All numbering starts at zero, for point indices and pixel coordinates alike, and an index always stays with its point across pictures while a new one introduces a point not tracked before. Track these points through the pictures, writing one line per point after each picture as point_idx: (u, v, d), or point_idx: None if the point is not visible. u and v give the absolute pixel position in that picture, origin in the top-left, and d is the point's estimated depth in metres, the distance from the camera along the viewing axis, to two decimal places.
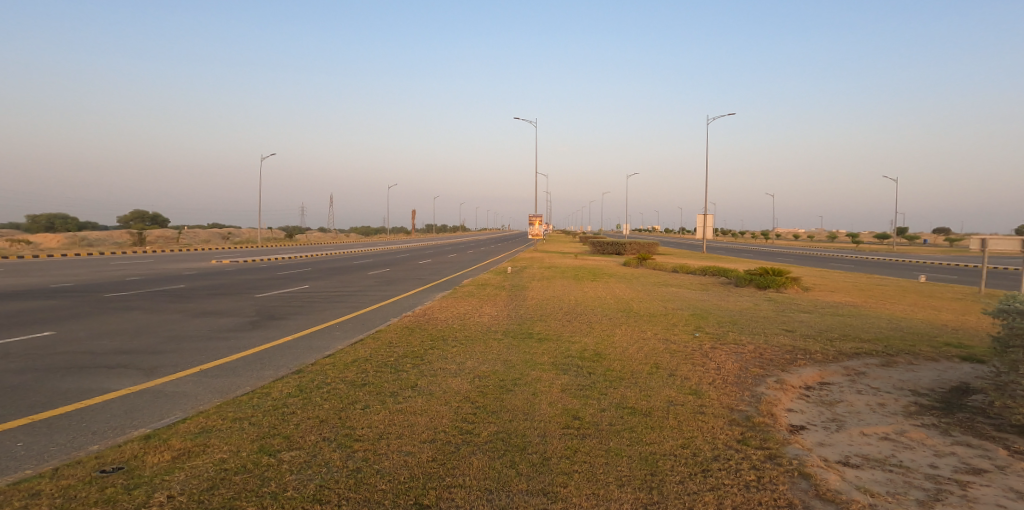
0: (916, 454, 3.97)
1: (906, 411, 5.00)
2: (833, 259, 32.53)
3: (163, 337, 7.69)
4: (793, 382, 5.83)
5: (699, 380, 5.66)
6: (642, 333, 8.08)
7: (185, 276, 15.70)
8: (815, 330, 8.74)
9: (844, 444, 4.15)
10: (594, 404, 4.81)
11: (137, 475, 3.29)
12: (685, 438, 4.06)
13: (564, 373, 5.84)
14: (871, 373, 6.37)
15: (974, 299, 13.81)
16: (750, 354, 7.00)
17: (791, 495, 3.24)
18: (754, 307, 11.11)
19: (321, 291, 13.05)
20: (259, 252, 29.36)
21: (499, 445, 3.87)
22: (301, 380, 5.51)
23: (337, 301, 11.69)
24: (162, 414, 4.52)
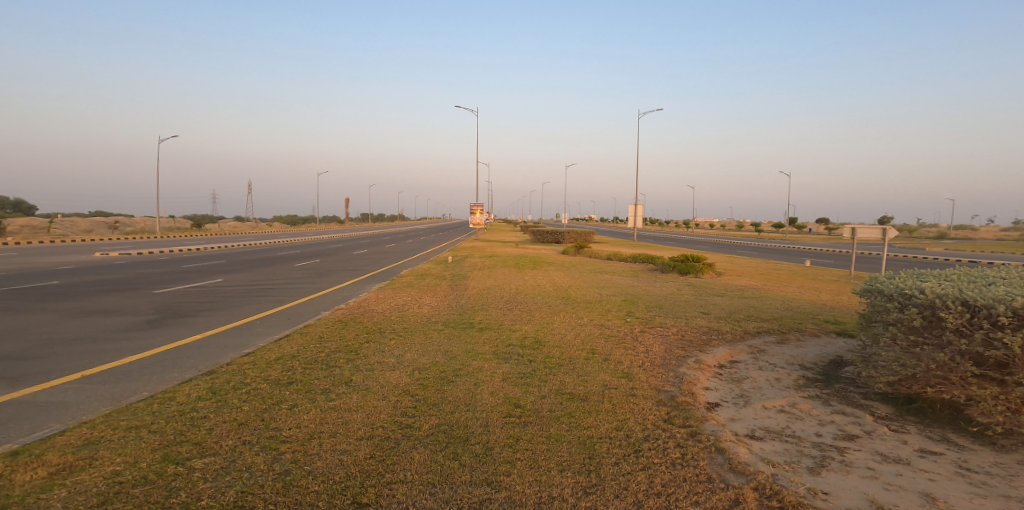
0: (807, 424, 4.43)
1: (797, 384, 5.55)
2: (740, 246, 35.11)
3: (39, 342, 6.86)
4: (709, 361, 6.27)
5: (631, 363, 5.94)
6: (578, 320, 8.32)
7: (67, 271, 14.10)
8: (726, 312, 9.48)
9: (750, 418, 4.55)
10: (534, 391, 4.91)
11: (5, 496, 2.95)
12: (619, 421, 4.26)
13: (505, 362, 5.90)
14: (770, 350, 7.02)
15: (852, 280, 15.63)
16: (675, 336, 7.43)
17: (710, 470, 3.51)
18: (677, 291, 11.79)
19: (235, 285, 12.24)
20: (158, 243, 26.90)
21: (441, 437, 3.86)
22: (213, 382, 5.15)
23: (256, 294, 11.01)
24: (33, 428, 4.05)
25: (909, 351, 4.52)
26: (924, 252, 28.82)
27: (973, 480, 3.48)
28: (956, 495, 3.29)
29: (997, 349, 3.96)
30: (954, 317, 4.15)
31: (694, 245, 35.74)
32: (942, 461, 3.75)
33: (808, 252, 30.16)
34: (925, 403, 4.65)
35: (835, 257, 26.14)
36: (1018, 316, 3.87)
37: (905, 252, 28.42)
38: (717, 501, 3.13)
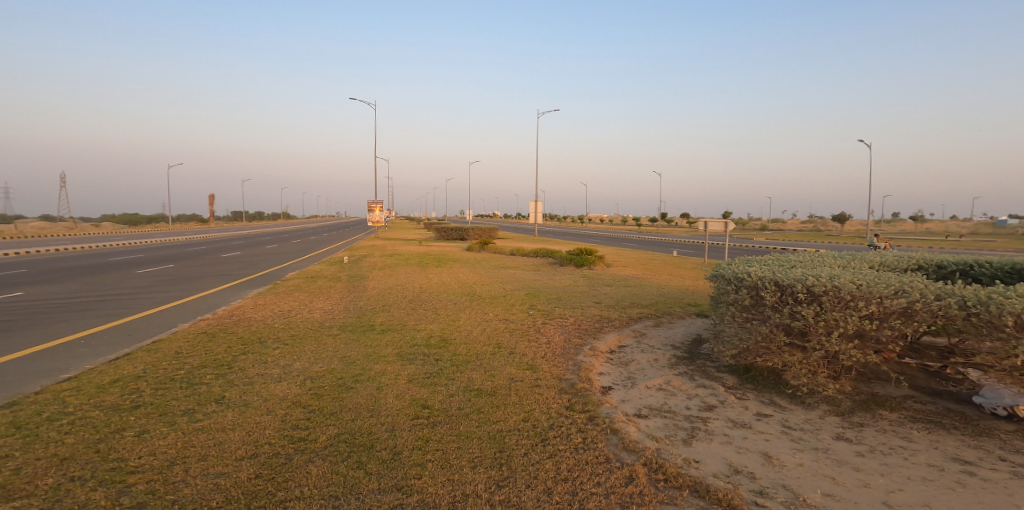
0: (678, 399, 4.58)
1: (669, 362, 5.75)
2: (620, 240, 37.02)
3: None
4: (602, 347, 6.21)
5: (535, 355, 5.46)
6: (485, 315, 7.38)
7: None
8: (613, 301, 9.74)
9: (634, 398, 4.58)
10: (442, 390, 4.17)
11: None
12: (526, 411, 3.87)
13: (411, 363, 4.81)
14: (650, 333, 7.29)
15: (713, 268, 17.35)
16: (574, 326, 7.20)
17: (607, 451, 3.35)
18: (573, 283, 11.80)
19: (50, 301, 9.91)
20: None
21: (344, 446, 3.12)
22: (17, 414, 3.49)
23: (79, 310, 8.95)
24: None
25: (742, 326, 4.86)
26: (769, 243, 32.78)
27: (795, 437, 3.80)
28: (785, 451, 3.56)
29: (799, 320, 4.38)
30: (770, 295, 4.54)
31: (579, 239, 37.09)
32: (773, 422, 4.06)
33: (678, 244, 32.73)
34: (759, 372, 5.05)
35: (701, 248, 28.80)
36: (812, 292, 4.33)
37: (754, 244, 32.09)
38: (615, 479, 2.99)
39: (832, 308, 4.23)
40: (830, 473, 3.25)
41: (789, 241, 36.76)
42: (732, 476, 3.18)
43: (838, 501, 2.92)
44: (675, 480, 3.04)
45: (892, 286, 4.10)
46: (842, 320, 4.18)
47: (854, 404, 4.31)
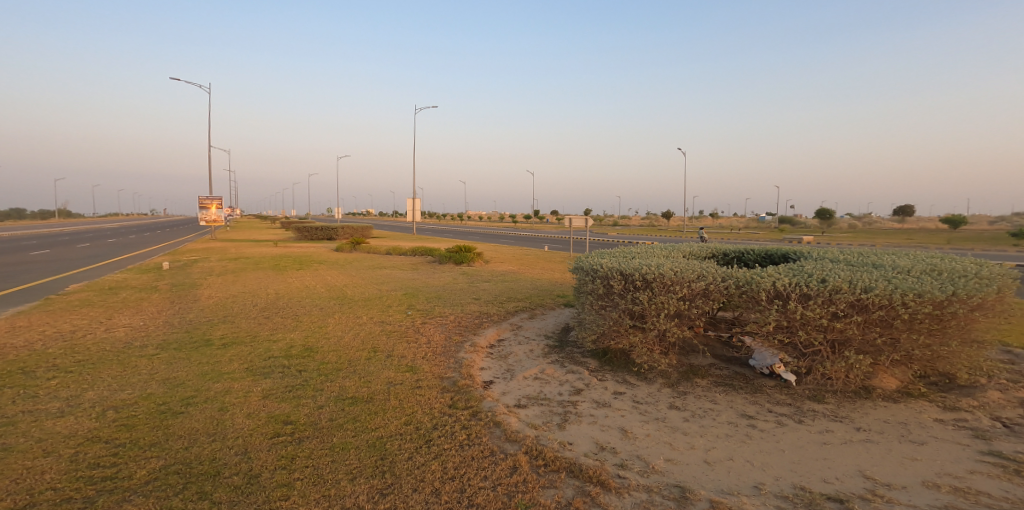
0: (553, 386, 4.80)
1: (544, 352, 6.00)
2: (496, 236, 37.78)
3: None
4: (481, 343, 6.27)
5: (414, 356, 5.33)
6: (357, 319, 7.01)
7: None
8: (493, 296, 9.91)
9: (515, 389, 4.70)
10: (308, 402, 3.88)
11: None
12: (408, 415, 3.77)
13: (265, 377, 4.42)
14: (526, 325, 7.53)
15: None
16: (454, 324, 7.17)
17: (490, 444, 3.41)
18: (452, 281, 11.79)
19: None
20: None
21: (174, 479, 2.80)
22: None
23: None
24: None
25: (596, 312, 5.26)
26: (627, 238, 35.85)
27: (642, 410, 4.22)
28: (636, 424, 3.94)
29: (638, 305, 4.86)
30: (615, 284, 5.00)
31: (455, 236, 37.07)
32: (626, 399, 4.45)
33: (549, 239, 34.39)
34: (612, 354, 5.48)
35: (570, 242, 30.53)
36: (646, 280, 4.84)
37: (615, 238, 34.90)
38: (500, 471, 3.07)
39: (660, 292, 4.77)
40: (669, 439, 3.66)
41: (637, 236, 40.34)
42: (599, 453, 3.43)
43: (676, 464, 3.30)
44: (553, 463, 3.18)
45: (696, 272, 4.77)
46: (665, 303, 4.73)
47: (678, 375, 4.89)
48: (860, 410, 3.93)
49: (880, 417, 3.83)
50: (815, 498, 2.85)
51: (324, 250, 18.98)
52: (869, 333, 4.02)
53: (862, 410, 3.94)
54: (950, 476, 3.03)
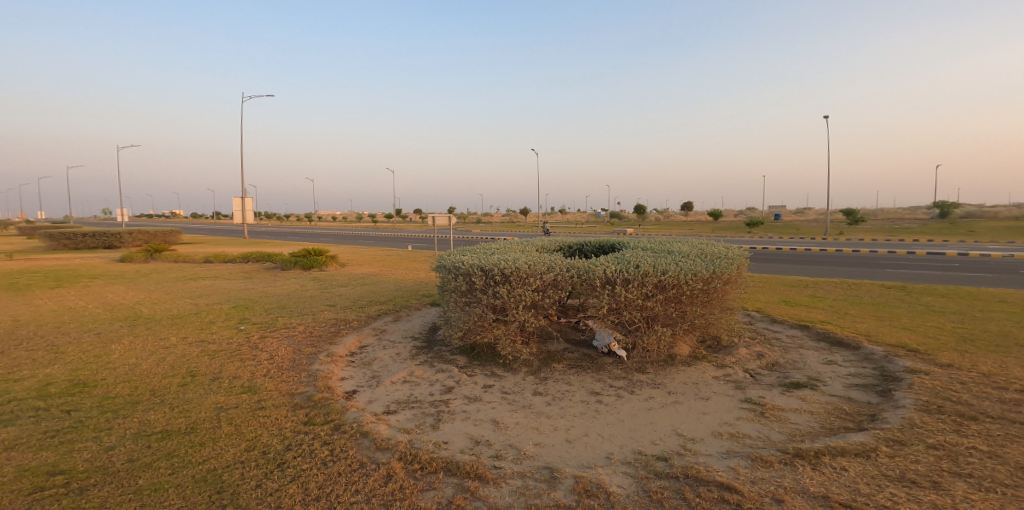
0: (424, 387, 4.75)
1: (412, 354, 5.89)
2: (355, 237, 36.12)
3: None
4: (341, 352, 5.94)
5: (252, 375, 4.89)
6: (160, 342, 6.17)
7: None
8: (351, 301, 9.47)
9: (384, 395, 4.57)
10: (90, 446, 3.35)
11: None
12: (250, 440, 3.46)
13: (8, 426, 3.68)
14: (390, 328, 7.30)
15: None
16: (305, 335, 6.71)
17: (359, 456, 3.29)
18: (295, 288, 11.05)
19: None
20: None
21: None
22: None
23: None
24: None
25: (461, 309, 5.31)
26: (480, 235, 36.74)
27: (511, 400, 4.38)
28: (506, 414, 4.09)
29: (498, 299, 5.02)
30: (475, 281, 5.09)
31: (296, 238, 34.41)
32: (495, 390, 4.59)
33: (411, 238, 33.87)
34: (481, 348, 5.58)
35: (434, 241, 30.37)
36: (505, 274, 5.04)
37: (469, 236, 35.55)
38: (373, 482, 2.97)
39: (517, 285, 5.00)
40: (536, 425, 3.88)
41: (498, 232, 41.47)
42: (475, 448, 3.50)
43: (544, 447, 3.52)
44: (430, 465, 3.17)
45: (545, 264, 5.12)
46: (522, 295, 4.97)
47: (539, 363, 5.22)
48: (670, 376, 4.89)
49: (682, 380, 4.80)
50: (649, 460, 3.29)
51: (109, 262, 16.08)
52: (669, 308, 4.99)
53: (671, 375, 4.91)
54: (727, 424, 3.90)
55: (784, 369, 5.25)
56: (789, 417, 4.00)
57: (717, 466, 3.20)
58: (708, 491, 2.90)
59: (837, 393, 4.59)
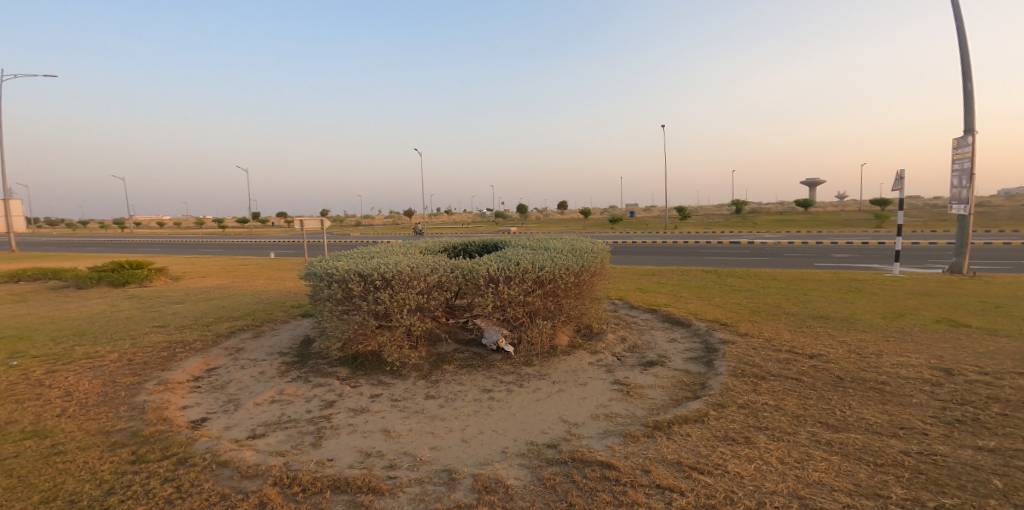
0: (298, 405, 4.55)
1: (280, 371, 5.45)
2: (195, 245, 31.83)
3: None
4: (179, 378, 5.19)
5: (39, 417, 4.06)
6: None
7: None
8: (189, 319, 7.99)
9: (247, 419, 4.26)
10: None
11: None
12: (47, 489, 2.97)
13: None
14: (248, 346, 6.44)
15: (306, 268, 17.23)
16: (122, 364, 5.57)
17: (220, 487, 3.02)
18: (102, 309, 8.88)
19: None
20: None
21: None
22: None
23: None
24: None
25: (340, 318, 5.20)
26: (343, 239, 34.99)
27: (401, 407, 4.45)
28: (398, 422, 4.15)
29: (381, 304, 5.04)
30: (353, 287, 5.03)
31: (110, 248, 28.98)
32: (383, 400, 4.61)
33: (266, 245, 30.85)
34: (364, 357, 5.50)
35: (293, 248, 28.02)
36: (386, 279, 5.07)
37: (331, 240, 33.74)
38: None
39: (400, 289, 5.08)
40: (430, 429, 4.01)
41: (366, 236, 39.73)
42: (365, 461, 3.51)
43: (439, 450, 3.66)
44: (314, 486, 3.05)
45: (429, 266, 5.29)
46: (406, 298, 5.08)
47: (429, 366, 5.37)
48: (553, 366, 5.41)
49: (564, 369, 5.35)
50: (541, 449, 3.62)
51: None
52: (548, 302, 5.56)
53: (554, 365, 5.45)
54: (603, 405, 4.44)
55: (640, 350, 6.13)
56: (648, 394, 4.71)
57: (597, 446, 3.63)
58: (592, 470, 3.27)
59: (680, 367, 5.52)
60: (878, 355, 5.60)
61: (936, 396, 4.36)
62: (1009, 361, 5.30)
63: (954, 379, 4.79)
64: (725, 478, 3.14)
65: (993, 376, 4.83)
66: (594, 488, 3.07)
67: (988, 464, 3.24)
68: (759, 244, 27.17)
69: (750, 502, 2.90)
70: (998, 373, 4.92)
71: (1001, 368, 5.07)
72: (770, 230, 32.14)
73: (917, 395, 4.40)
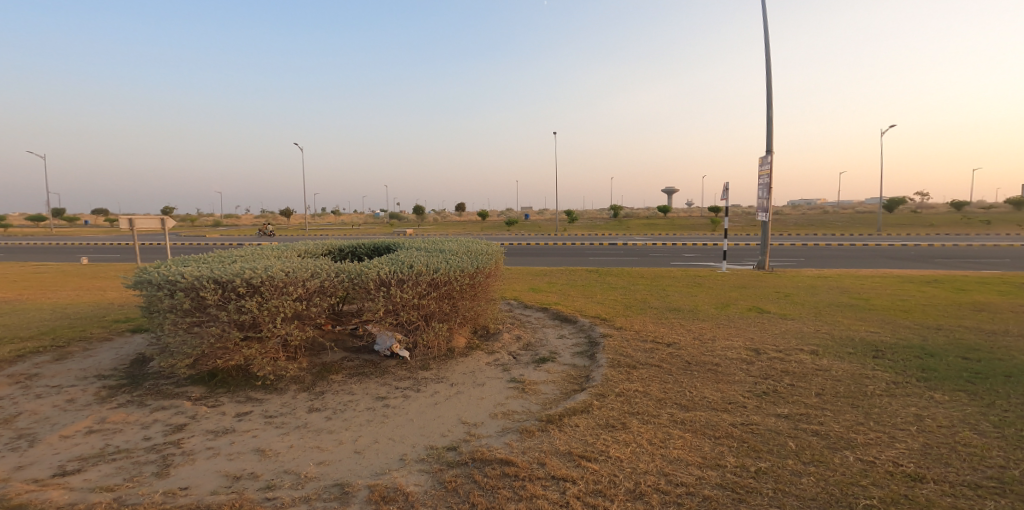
0: (130, 433, 3.98)
1: (98, 397, 4.63)
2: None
3: None
4: None
5: None
6: None
7: None
8: None
9: (50, 456, 3.60)
10: None
11: None
12: None
13: None
14: (43, 371, 5.17)
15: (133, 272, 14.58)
16: None
17: None
18: None
19: None
20: None
21: None
22: None
23: None
24: None
25: (190, 332, 4.66)
26: (198, 239, 31.29)
27: (278, 423, 4.24)
28: (274, 440, 3.96)
29: (246, 313, 4.62)
30: (205, 296, 4.50)
31: None
32: (255, 418, 4.33)
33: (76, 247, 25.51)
34: (226, 373, 5.04)
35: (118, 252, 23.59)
36: (251, 285, 4.63)
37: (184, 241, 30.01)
38: None
39: (271, 295, 4.71)
40: (316, 443, 3.91)
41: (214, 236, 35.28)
42: (234, 485, 3.30)
43: (328, 464, 3.59)
44: None
45: (310, 270, 5.02)
46: (280, 306, 4.75)
47: (312, 378, 5.16)
48: (451, 369, 5.57)
49: (461, 371, 5.54)
50: (441, 452, 3.74)
51: None
52: (443, 304, 5.67)
53: (451, 367, 5.61)
54: (500, 404, 4.71)
55: (534, 347, 6.54)
56: (540, 389, 5.08)
57: (496, 445, 3.84)
58: (492, 469, 3.46)
59: (569, 361, 6.01)
60: (712, 340, 6.67)
61: (752, 373, 5.33)
62: (795, 339, 6.62)
63: (761, 357, 5.88)
64: (608, 463, 3.52)
65: (786, 353, 6.01)
66: (496, 486, 3.26)
67: (784, 428, 4.02)
68: (621, 245, 30.06)
69: (629, 484, 3.28)
70: (788, 350, 6.13)
71: (789, 346, 6.33)
72: (630, 232, 35.63)
73: (738, 373, 5.34)
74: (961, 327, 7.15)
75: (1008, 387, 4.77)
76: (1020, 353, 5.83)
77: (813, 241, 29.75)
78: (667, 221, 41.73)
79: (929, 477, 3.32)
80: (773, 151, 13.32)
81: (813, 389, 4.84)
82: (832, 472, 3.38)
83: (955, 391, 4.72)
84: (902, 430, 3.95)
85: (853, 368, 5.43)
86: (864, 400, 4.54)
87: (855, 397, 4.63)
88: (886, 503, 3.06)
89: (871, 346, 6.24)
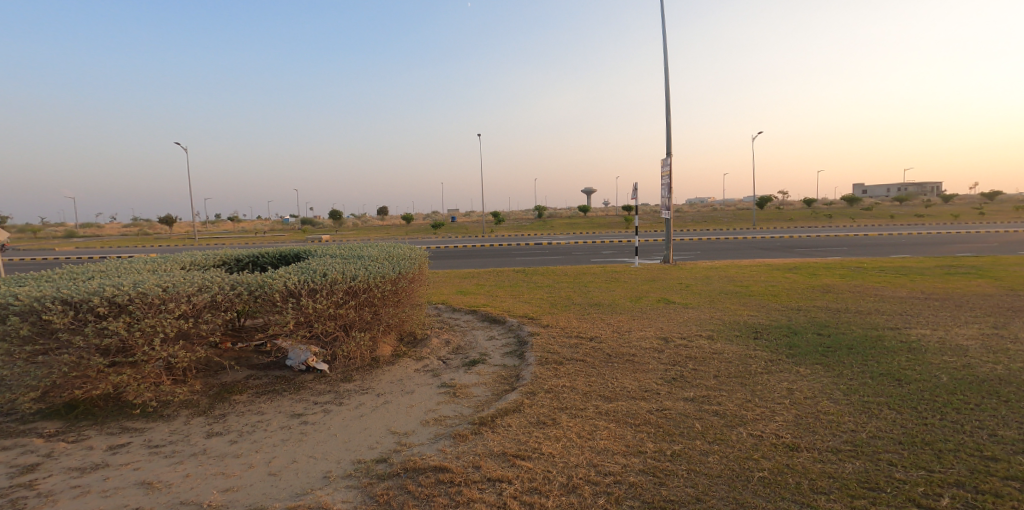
0: None
1: None
2: None
3: None
4: None
5: None
6: None
7: None
8: None
9: None
10: None
11: None
12: None
13: None
14: None
15: None
16: None
17: None
18: None
19: None
20: None
21: None
22: None
23: None
24: None
25: (32, 363, 3.36)
26: (66, 253, 27.26)
27: (168, 452, 3.27)
28: (164, 470, 3.06)
29: (111, 337, 3.40)
30: (50, 319, 3.24)
31: None
32: (136, 448, 3.31)
33: None
34: (91, 402, 3.77)
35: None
36: (116, 303, 3.41)
37: (46, 254, 25.94)
38: None
39: (143, 315, 3.51)
40: (218, 469, 3.07)
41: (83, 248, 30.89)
42: None
43: (237, 490, 2.84)
44: None
45: (196, 284, 3.81)
46: (158, 326, 3.54)
47: (208, 401, 4.02)
48: (377, 378, 4.58)
49: (389, 380, 4.57)
50: (370, 465, 3.08)
51: None
52: (362, 313, 4.58)
53: (376, 377, 4.60)
54: (431, 411, 3.93)
55: (462, 349, 5.64)
56: (472, 392, 4.30)
57: (429, 452, 3.24)
58: (425, 477, 2.93)
59: (500, 361, 5.23)
60: (628, 331, 6.42)
61: (662, 361, 5.01)
62: (694, 326, 6.64)
63: (669, 344, 5.66)
64: (541, 459, 3.10)
65: (688, 338, 5.88)
66: (431, 494, 2.76)
67: (691, 410, 3.77)
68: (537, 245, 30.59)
69: (562, 478, 2.91)
70: (690, 336, 6.02)
71: (690, 332, 6.26)
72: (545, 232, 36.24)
73: (650, 361, 5.02)
74: (819, 308, 7.72)
75: (852, 357, 4.96)
76: (859, 326, 6.35)
77: (707, 235, 32.19)
78: (581, 221, 43.12)
79: (802, 445, 3.21)
80: (672, 152, 14.06)
81: (711, 371, 4.66)
82: (731, 448, 3.20)
83: (814, 364, 4.79)
84: (779, 404, 3.86)
85: (739, 349, 5.40)
86: (750, 379, 4.44)
87: (743, 376, 4.52)
88: (775, 474, 2.90)
89: (752, 328, 6.42)
